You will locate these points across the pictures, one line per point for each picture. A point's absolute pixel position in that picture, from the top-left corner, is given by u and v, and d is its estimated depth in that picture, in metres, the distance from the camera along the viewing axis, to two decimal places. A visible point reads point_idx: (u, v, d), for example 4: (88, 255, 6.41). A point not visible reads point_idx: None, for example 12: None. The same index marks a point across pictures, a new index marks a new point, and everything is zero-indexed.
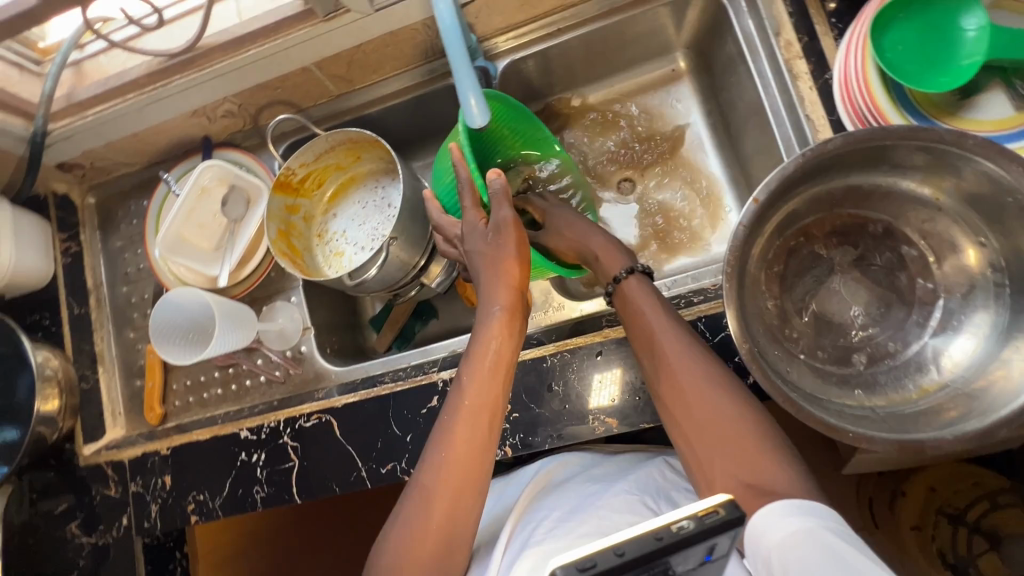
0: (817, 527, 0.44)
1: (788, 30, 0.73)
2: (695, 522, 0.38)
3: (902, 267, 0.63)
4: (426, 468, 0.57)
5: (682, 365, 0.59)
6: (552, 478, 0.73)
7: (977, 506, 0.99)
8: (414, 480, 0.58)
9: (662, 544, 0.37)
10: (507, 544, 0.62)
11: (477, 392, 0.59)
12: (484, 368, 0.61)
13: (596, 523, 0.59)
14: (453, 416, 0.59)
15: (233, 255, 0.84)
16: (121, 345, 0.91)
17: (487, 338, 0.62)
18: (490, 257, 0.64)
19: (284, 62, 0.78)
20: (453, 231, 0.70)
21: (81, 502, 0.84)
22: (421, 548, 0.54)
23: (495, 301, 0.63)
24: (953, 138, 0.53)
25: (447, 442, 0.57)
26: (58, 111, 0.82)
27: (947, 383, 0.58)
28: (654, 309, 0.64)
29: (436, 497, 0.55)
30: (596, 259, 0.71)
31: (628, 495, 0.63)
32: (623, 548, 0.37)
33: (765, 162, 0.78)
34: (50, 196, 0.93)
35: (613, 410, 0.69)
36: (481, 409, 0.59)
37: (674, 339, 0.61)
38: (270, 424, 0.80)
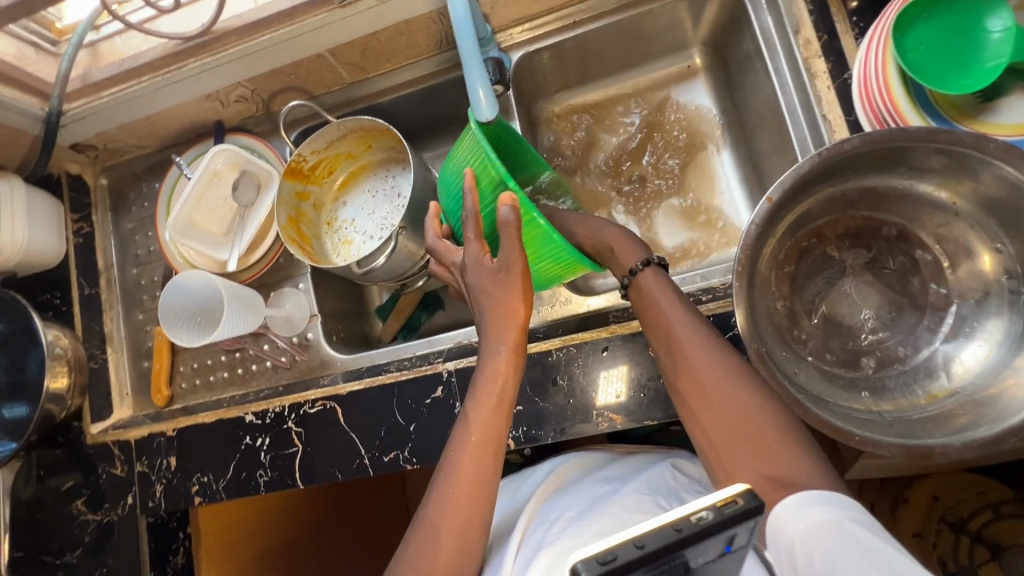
0: (839, 517, 0.44)
1: (808, 28, 0.72)
2: (715, 512, 0.36)
3: (915, 272, 0.63)
4: (431, 504, 0.56)
5: (701, 359, 0.58)
6: (564, 478, 0.74)
7: (980, 516, 0.99)
8: (418, 515, 0.57)
9: (682, 535, 0.36)
10: (520, 543, 0.63)
11: (483, 431, 0.58)
12: (490, 408, 0.59)
13: (610, 521, 0.59)
14: (459, 453, 0.58)
15: (242, 240, 0.84)
16: (130, 327, 0.91)
17: (493, 376, 0.60)
18: (493, 295, 0.61)
19: (298, 48, 0.78)
20: (452, 258, 0.65)
21: (87, 480, 0.85)
22: None
23: (501, 341, 0.60)
24: (974, 141, 0.52)
25: (453, 477, 0.56)
26: (74, 92, 0.82)
27: (957, 390, 0.57)
28: (673, 308, 0.62)
29: (442, 532, 0.54)
30: (611, 251, 0.69)
31: (639, 495, 0.63)
32: (643, 540, 0.36)
33: (779, 162, 0.78)
34: (63, 176, 0.94)
35: (618, 406, 0.69)
36: (487, 444, 0.58)
37: (691, 332, 0.60)
38: (275, 409, 0.80)
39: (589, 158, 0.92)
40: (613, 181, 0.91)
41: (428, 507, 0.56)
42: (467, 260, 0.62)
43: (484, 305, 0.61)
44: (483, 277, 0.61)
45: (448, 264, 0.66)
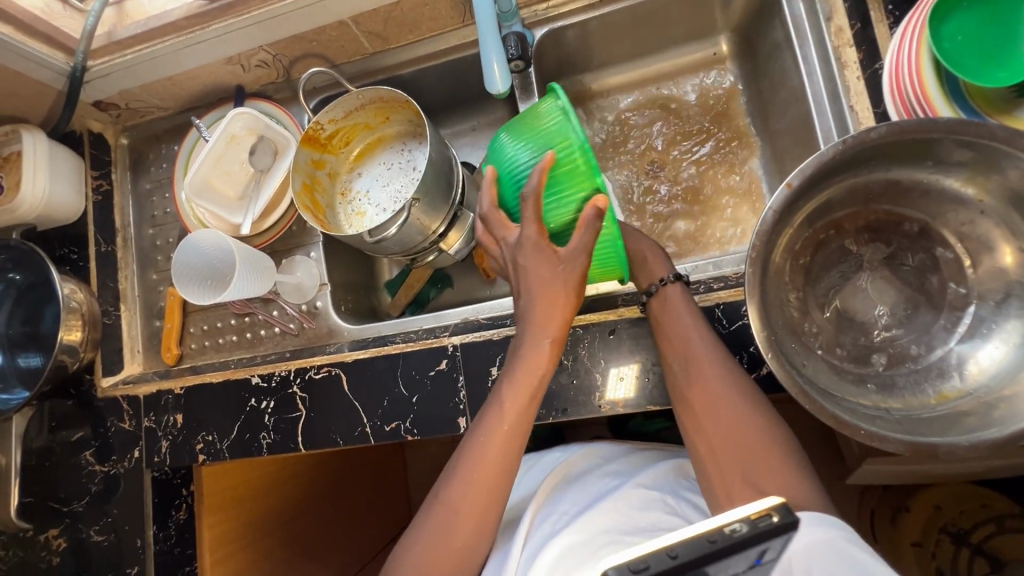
0: (839, 539, 0.46)
1: (841, 16, 0.70)
2: (749, 525, 0.37)
3: (935, 269, 0.61)
4: (454, 483, 0.59)
5: (713, 370, 0.60)
6: (572, 469, 0.73)
7: (983, 527, 0.96)
8: (442, 488, 0.60)
9: (716, 547, 0.36)
10: (528, 532, 0.64)
11: (514, 420, 0.60)
12: (525, 397, 0.60)
13: (616, 518, 0.61)
14: (489, 440, 0.59)
15: (257, 205, 0.85)
16: (144, 285, 0.93)
17: (534, 367, 0.60)
18: (544, 282, 0.59)
19: (321, 14, 0.77)
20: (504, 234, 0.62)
21: (96, 432, 0.87)
22: (440, 559, 0.56)
23: (545, 334, 0.60)
24: (1006, 135, 0.50)
25: (479, 461, 0.58)
26: (99, 49, 0.83)
27: (969, 391, 0.56)
28: (693, 322, 0.63)
29: (462, 513, 0.57)
30: (642, 261, 0.71)
31: (646, 491, 0.64)
32: (675, 551, 0.36)
33: (800, 154, 0.76)
34: (85, 134, 0.95)
35: (627, 399, 0.68)
36: (516, 434, 0.60)
37: (705, 341, 0.62)
38: (281, 372, 0.81)
39: (607, 143, 0.92)
40: (630, 166, 0.90)
41: (450, 487, 0.59)
42: (523, 241, 0.59)
43: (531, 294, 0.60)
44: (542, 266, 0.59)
45: (498, 238, 0.62)
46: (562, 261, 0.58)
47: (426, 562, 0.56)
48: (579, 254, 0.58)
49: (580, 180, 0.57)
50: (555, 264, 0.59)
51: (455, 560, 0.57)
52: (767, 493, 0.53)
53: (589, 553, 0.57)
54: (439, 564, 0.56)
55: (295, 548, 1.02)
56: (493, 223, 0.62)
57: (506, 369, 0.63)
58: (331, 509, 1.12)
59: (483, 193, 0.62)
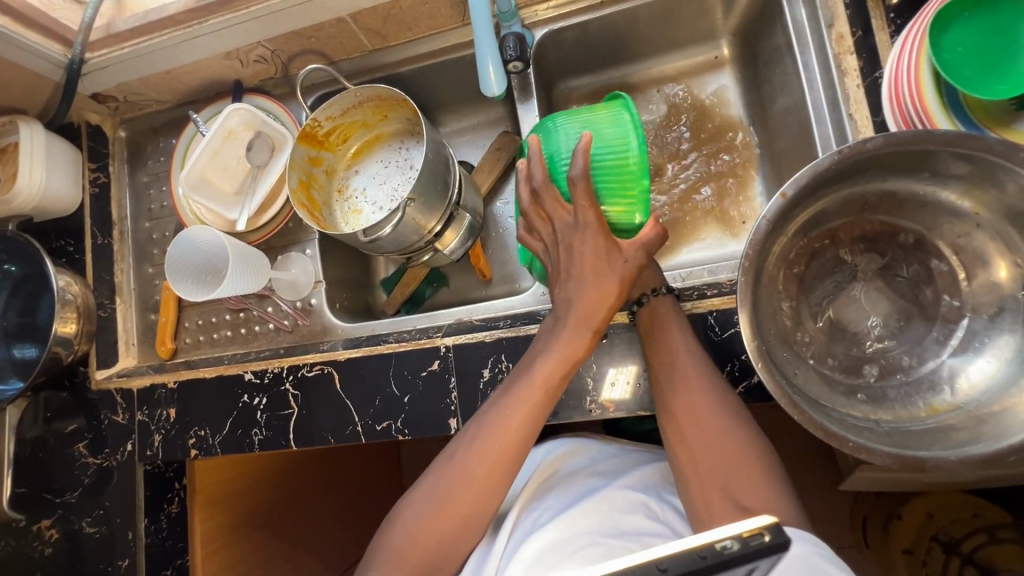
0: (818, 556, 0.48)
1: (842, 22, 0.69)
2: (740, 543, 0.36)
3: (929, 281, 0.61)
4: (473, 451, 0.60)
5: (697, 378, 0.61)
6: (560, 466, 0.73)
7: (973, 538, 0.94)
8: (458, 452, 0.61)
9: (707, 563, 0.35)
10: (514, 526, 0.65)
11: (541, 398, 0.61)
12: (559, 374, 0.61)
13: (599, 518, 0.62)
14: (514, 414, 0.60)
15: (253, 201, 0.85)
16: (140, 279, 0.93)
17: (569, 351, 0.61)
18: (599, 270, 0.61)
19: (319, 10, 0.77)
20: (556, 210, 0.62)
21: (90, 424, 0.88)
22: (445, 519, 0.59)
23: (586, 325, 0.61)
24: (1003, 150, 0.50)
25: (499, 433, 0.60)
26: (96, 41, 0.82)
27: (959, 405, 0.56)
28: (685, 335, 0.64)
29: (473, 479, 0.59)
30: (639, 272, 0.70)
31: (630, 493, 0.65)
32: (665, 565, 0.35)
33: (798, 161, 0.76)
34: (82, 126, 0.94)
35: (623, 405, 0.68)
36: (542, 415, 0.61)
37: (691, 351, 0.63)
38: (274, 369, 0.81)
39: None
40: None
41: (467, 454, 0.61)
42: (583, 227, 0.61)
43: (582, 278, 0.61)
44: (600, 255, 0.61)
45: (550, 216, 0.63)
46: (622, 258, 0.61)
47: (427, 520, 0.59)
48: (638, 252, 0.62)
49: (633, 175, 0.61)
50: (614, 258, 0.61)
51: (456, 525, 0.59)
52: (752, 503, 0.53)
53: (572, 551, 0.58)
54: (439, 526, 0.59)
55: (287, 541, 1.03)
56: (543, 198, 0.62)
57: (539, 344, 0.64)
58: (324, 504, 1.12)
59: (533, 167, 0.62)
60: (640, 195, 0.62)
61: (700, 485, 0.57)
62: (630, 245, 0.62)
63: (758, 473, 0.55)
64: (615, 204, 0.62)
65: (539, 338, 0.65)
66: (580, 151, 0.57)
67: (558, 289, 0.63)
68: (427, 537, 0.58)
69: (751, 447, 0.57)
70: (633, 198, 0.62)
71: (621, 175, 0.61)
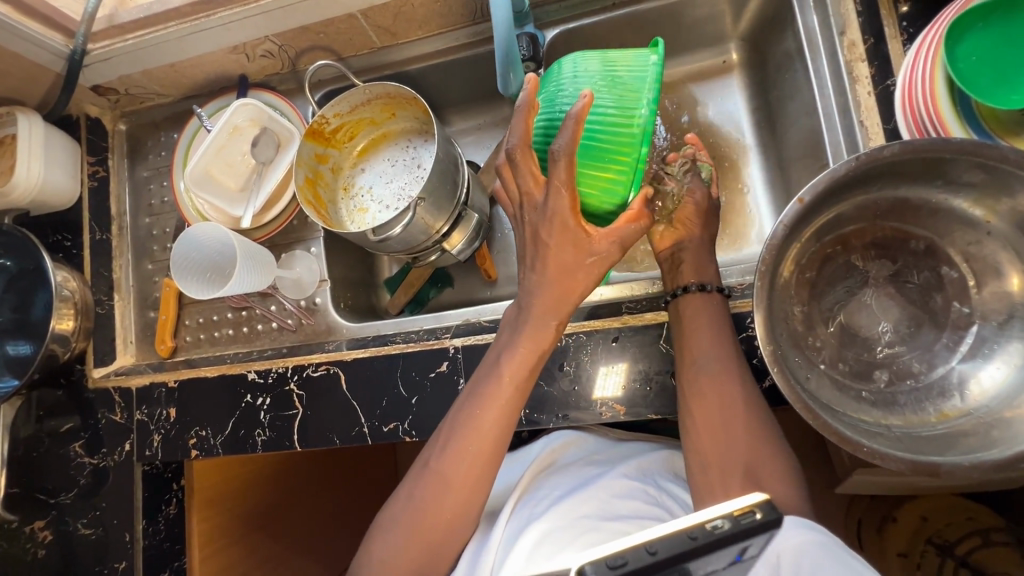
0: (830, 541, 0.47)
1: (854, 29, 0.69)
2: (731, 522, 0.38)
3: (939, 288, 0.61)
4: (448, 455, 0.60)
5: (713, 384, 0.61)
6: (557, 458, 0.73)
7: (967, 541, 0.97)
8: (434, 453, 0.61)
9: (696, 543, 0.37)
10: (510, 516, 0.65)
11: (512, 394, 0.60)
12: (525, 368, 0.60)
13: (597, 505, 0.62)
14: (486, 412, 0.60)
15: (258, 198, 0.83)
16: (139, 276, 0.92)
17: (536, 344, 0.60)
18: (563, 267, 0.58)
19: (329, 6, 0.76)
20: (528, 177, 0.56)
21: (86, 423, 0.86)
22: (432, 521, 0.59)
23: (553, 316, 0.60)
24: (1018, 159, 0.50)
25: (472, 434, 0.60)
26: (100, 32, 0.81)
27: (970, 411, 0.56)
28: (714, 332, 0.63)
29: (453, 483, 0.59)
30: (677, 265, 0.70)
31: (627, 480, 0.65)
32: (655, 547, 0.37)
33: (807, 166, 0.76)
34: (81, 118, 0.93)
35: (619, 398, 0.68)
36: (502, 413, 0.60)
37: (716, 349, 0.62)
38: (278, 369, 0.80)
39: None
40: None
41: (442, 458, 0.60)
42: (552, 214, 0.56)
43: (544, 274, 0.59)
44: (567, 250, 0.57)
45: (522, 186, 0.57)
46: (591, 253, 0.58)
47: (416, 524, 0.59)
48: (610, 246, 0.58)
49: (633, 136, 0.55)
50: (583, 254, 0.58)
51: (448, 525, 0.59)
52: None
53: (568, 539, 0.58)
54: (432, 529, 0.59)
55: (284, 541, 1.01)
56: (517, 164, 0.55)
57: (506, 337, 0.62)
58: (323, 503, 1.11)
59: (516, 121, 0.53)
60: (634, 162, 0.56)
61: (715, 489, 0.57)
62: (602, 236, 0.58)
63: (773, 476, 0.56)
64: (606, 165, 0.57)
65: (503, 331, 0.63)
66: (574, 118, 0.51)
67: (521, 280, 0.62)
68: (425, 536, 0.58)
69: (762, 451, 0.58)
70: (626, 164, 0.56)
71: (621, 133, 0.56)
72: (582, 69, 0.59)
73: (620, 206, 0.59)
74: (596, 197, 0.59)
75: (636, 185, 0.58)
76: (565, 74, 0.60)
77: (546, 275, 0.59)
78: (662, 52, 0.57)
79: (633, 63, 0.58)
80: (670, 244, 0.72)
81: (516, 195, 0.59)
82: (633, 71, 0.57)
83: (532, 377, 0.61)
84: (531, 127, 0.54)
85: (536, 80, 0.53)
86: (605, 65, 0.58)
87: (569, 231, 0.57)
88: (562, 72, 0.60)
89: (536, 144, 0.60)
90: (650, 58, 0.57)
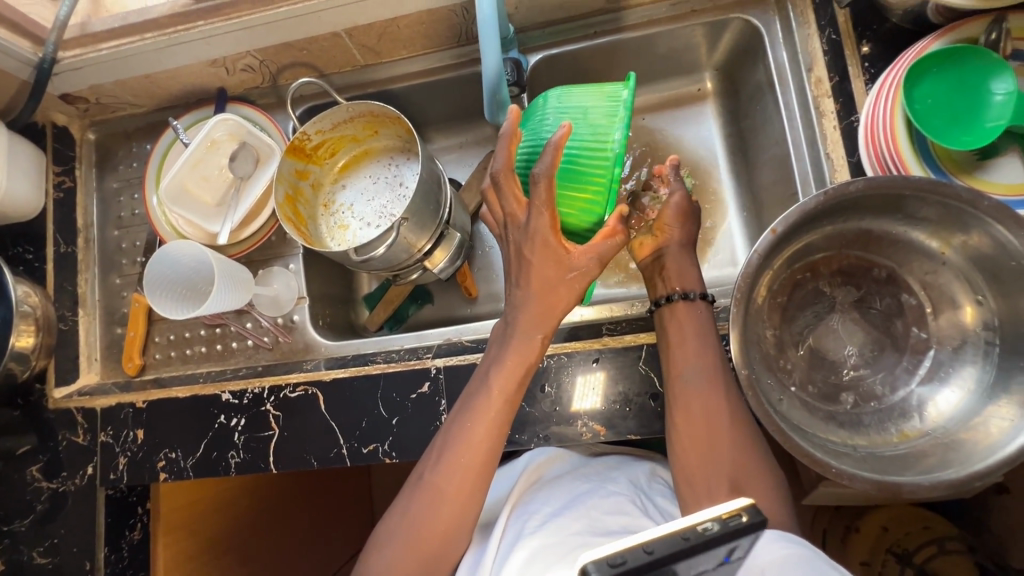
0: (812, 555, 0.48)
1: (820, 67, 0.73)
2: (720, 524, 0.39)
3: (899, 314, 0.65)
4: (433, 478, 0.60)
5: (696, 397, 0.62)
6: (543, 473, 0.73)
7: (925, 549, 1.00)
8: (423, 471, 0.61)
9: (689, 544, 0.38)
10: (501, 535, 0.64)
11: (494, 417, 0.60)
12: (509, 390, 0.61)
13: (588, 522, 0.61)
14: (475, 430, 0.60)
15: (236, 214, 0.82)
16: (106, 290, 0.89)
17: (525, 357, 0.61)
18: (549, 283, 0.59)
19: (314, 24, 0.76)
20: (509, 200, 0.57)
21: (45, 445, 0.82)
22: (421, 544, 0.58)
23: (540, 329, 0.61)
24: (969, 198, 0.54)
25: (455, 458, 0.59)
26: (71, 40, 0.78)
27: (928, 431, 0.60)
28: (696, 344, 0.65)
29: (436, 509, 0.59)
30: (661, 270, 0.71)
31: (615, 497, 0.65)
32: (651, 547, 0.37)
33: (777, 192, 0.80)
34: (47, 126, 0.89)
35: (597, 414, 0.70)
36: (487, 436, 0.60)
37: (697, 365, 0.64)
38: (253, 390, 0.78)
39: None
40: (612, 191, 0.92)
41: (436, 468, 0.60)
42: (534, 233, 0.57)
43: (529, 289, 0.60)
44: (549, 266, 0.58)
45: (504, 209, 0.58)
46: (571, 268, 0.59)
47: (404, 547, 0.58)
48: (589, 261, 0.59)
49: (606, 160, 0.57)
50: (563, 269, 0.59)
51: (433, 546, 0.58)
52: None
53: (558, 555, 0.57)
54: (421, 547, 0.58)
55: (254, 566, 0.98)
56: (502, 187, 0.57)
57: (492, 355, 0.63)
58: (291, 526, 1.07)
59: (499, 149, 0.55)
60: (608, 183, 0.57)
61: (695, 502, 0.59)
62: (580, 252, 0.59)
63: (749, 492, 0.58)
64: (583, 187, 0.59)
65: (491, 346, 0.64)
66: (554, 145, 0.53)
67: (506, 296, 0.62)
68: (409, 556, 0.58)
69: (743, 466, 0.59)
70: (601, 186, 0.58)
71: (595, 157, 0.57)
72: (567, 102, 0.60)
73: (597, 225, 0.60)
74: (575, 216, 0.60)
75: (612, 204, 0.59)
76: (550, 106, 0.62)
77: (532, 294, 0.60)
78: (632, 82, 0.58)
79: (606, 94, 0.59)
80: (651, 252, 0.72)
81: (501, 216, 0.60)
82: (605, 102, 0.59)
83: (516, 399, 0.62)
84: (514, 154, 0.56)
85: (519, 110, 0.55)
86: (581, 96, 0.60)
87: (552, 253, 0.58)
88: (545, 104, 0.62)
89: (519, 170, 0.62)
90: (623, 91, 0.59)
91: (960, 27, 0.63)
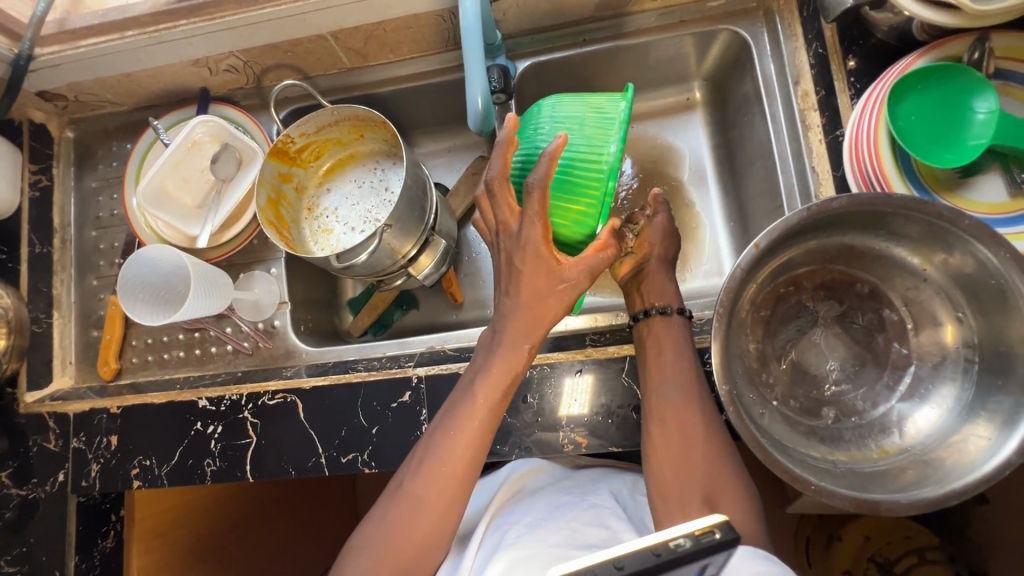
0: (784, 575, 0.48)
1: (807, 81, 0.73)
2: (692, 540, 0.38)
3: (881, 330, 0.65)
4: (410, 490, 0.59)
5: (677, 411, 0.62)
6: (525, 484, 0.73)
7: (905, 559, 1.00)
8: (400, 483, 0.60)
9: (661, 560, 0.37)
10: (479, 547, 0.63)
11: (474, 429, 0.59)
12: (489, 401, 0.60)
13: (567, 535, 0.60)
14: (454, 443, 0.59)
15: (216, 217, 0.81)
16: (82, 292, 0.87)
17: (508, 368, 0.60)
18: (536, 292, 0.58)
19: (299, 26, 0.75)
20: (502, 207, 0.57)
21: (15, 451, 0.80)
22: (396, 559, 0.57)
23: (523, 341, 0.60)
24: (951, 216, 0.54)
25: (433, 471, 0.58)
26: (49, 36, 0.76)
27: (908, 448, 0.60)
28: (675, 357, 0.64)
29: (413, 523, 0.58)
30: (640, 285, 0.71)
31: (595, 510, 0.64)
32: (622, 562, 0.37)
33: (763, 204, 0.80)
34: (24, 123, 0.87)
35: (581, 424, 0.69)
36: (466, 449, 0.59)
37: (678, 377, 0.63)
38: (231, 396, 0.76)
39: None
40: None
41: (414, 479, 0.59)
42: (526, 242, 0.56)
43: (517, 298, 0.59)
44: (540, 276, 0.58)
45: (497, 217, 0.58)
46: (562, 279, 0.58)
47: (378, 562, 0.57)
48: (579, 274, 0.58)
49: (601, 172, 0.56)
50: (554, 280, 0.58)
51: (408, 561, 0.57)
52: None
53: (536, 568, 0.56)
54: (396, 561, 0.57)
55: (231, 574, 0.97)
56: (495, 194, 0.56)
57: (475, 365, 0.62)
58: (271, 532, 1.05)
59: (494, 156, 0.54)
60: (602, 196, 0.57)
61: (674, 516, 0.58)
62: (571, 264, 0.58)
63: (728, 507, 0.58)
64: (576, 199, 0.58)
65: (474, 357, 0.63)
66: (549, 155, 0.52)
67: (493, 305, 0.62)
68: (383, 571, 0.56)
69: (723, 481, 0.59)
70: (595, 198, 0.57)
71: (590, 169, 0.57)
72: (561, 112, 0.60)
73: (590, 237, 0.59)
74: (568, 227, 0.60)
75: (604, 216, 0.58)
76: (543, 114, 0.61)
77: (517, 304, 0.59)
78: (632, 93, 0.57)
79: (605, 104, 0.59)
80: (630, 269, 0.72)
81: (492, 224, 0.59)
82: (603, 113, 0.58)
83: (498, 410, 0.61)
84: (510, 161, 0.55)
85: (516, 119, 0.55)
86: (580, 105, 0.60)
87: (541, 262, 0.57)
88: (541, 113, 0.61)
89: (513, 178, 0.62)
90: (621, 101, 0.58)
91: (944, 45, 0.62)
